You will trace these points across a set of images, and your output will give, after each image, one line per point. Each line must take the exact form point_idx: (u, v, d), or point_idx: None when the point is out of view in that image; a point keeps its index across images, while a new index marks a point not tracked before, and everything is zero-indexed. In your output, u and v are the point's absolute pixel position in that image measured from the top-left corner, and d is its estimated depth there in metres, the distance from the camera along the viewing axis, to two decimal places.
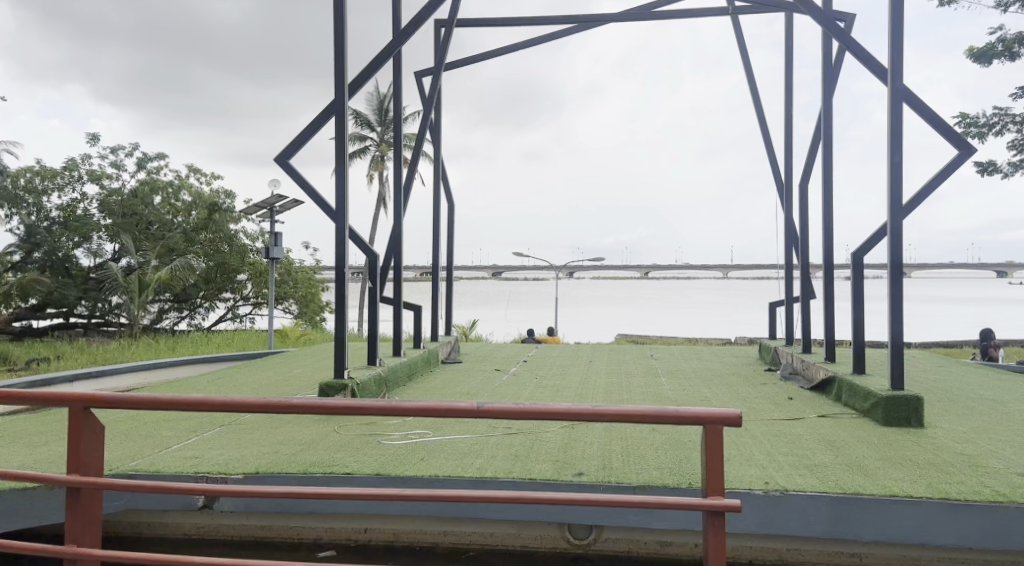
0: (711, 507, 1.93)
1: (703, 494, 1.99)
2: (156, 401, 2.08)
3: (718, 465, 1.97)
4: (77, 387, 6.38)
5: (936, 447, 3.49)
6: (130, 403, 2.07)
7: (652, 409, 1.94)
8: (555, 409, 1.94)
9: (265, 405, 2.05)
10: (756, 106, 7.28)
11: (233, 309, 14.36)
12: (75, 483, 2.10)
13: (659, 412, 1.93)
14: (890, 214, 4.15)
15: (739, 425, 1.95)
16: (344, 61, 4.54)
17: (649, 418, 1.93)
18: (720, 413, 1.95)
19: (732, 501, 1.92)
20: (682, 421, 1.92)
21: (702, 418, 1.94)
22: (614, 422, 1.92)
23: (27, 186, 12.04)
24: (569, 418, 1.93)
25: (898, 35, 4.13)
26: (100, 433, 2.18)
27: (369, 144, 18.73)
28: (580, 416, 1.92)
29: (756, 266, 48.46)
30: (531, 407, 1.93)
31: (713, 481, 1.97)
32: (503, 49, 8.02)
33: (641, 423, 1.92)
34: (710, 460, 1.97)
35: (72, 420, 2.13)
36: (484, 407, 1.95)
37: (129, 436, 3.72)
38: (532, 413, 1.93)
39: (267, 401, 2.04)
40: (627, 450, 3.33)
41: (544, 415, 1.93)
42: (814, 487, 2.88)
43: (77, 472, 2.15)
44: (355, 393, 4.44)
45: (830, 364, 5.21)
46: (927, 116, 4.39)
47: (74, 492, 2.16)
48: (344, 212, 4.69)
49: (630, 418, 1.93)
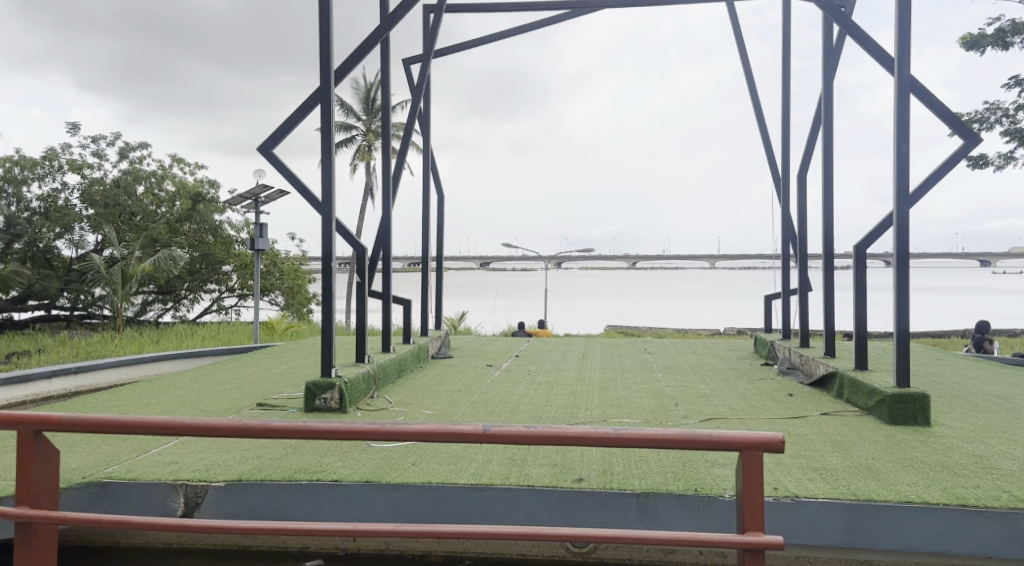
0: (747, 544, 1.80)
1: (739, 529, 1.85)
2: (122, 422, 1.91)
3: (757, 495, 1.83)
4: (55, 384, 6.17)
5: (945, 447, 3.37)
6: (95, 426, 1.91)
7: (682, 432, 1.81)
8: (573, 432, 1.80)
9: (253, 428, 1.88)
10: (752, 96, 7.15)
11: (218, 301, 14.13)
12: (24, 517, 1.93)
13: (690, 436, 1.80)
14: (896, 205, 4.03)
15: (780, 451, 1.82)
16: (329, 46, 4.35)
17: (679, 440, 1.80)
18: (761, 438, 1.82)
19: (773, 539, 1.79)
20: (715, 446, 1.79)
21: (740, 442, 1.81)
22: (638, 445, 1.79)
23: (6, 176, 11.68)
24: (587, 442, 1.79)
25: (905, 23, 3.99)
26: (57, 459, 2.02)
27: (355, 134, 18.51)
28: (599, 440, 1.78)
29: (746, 256, 48.46)
30: (541, 432, 1.80)
31: (750, 514, 1.84)
32: (492, 36, 7.83)
33: (668, 446, 1.79)
34: (746, 488, 1.83)
35: (21, 445, 1.97)
36: (491, 431, 1.81)
37: (104, 439, 3.55)
38: (547, 438, 1.79)
39: (245, 424, 1.88)
40: (627, 454, 3.19)
41: (556, 441, 1.79)
42: (825, 493, 2.75)
43: (27, 503, 1.98)
44: (343, 392, 4.27)
45: (830, 359, 5.09)
46: (932, 105, 4.26)
47: (25, 525, 2.00)
48: (330, 204, 4.51)
49: (652, 443, 1.79)
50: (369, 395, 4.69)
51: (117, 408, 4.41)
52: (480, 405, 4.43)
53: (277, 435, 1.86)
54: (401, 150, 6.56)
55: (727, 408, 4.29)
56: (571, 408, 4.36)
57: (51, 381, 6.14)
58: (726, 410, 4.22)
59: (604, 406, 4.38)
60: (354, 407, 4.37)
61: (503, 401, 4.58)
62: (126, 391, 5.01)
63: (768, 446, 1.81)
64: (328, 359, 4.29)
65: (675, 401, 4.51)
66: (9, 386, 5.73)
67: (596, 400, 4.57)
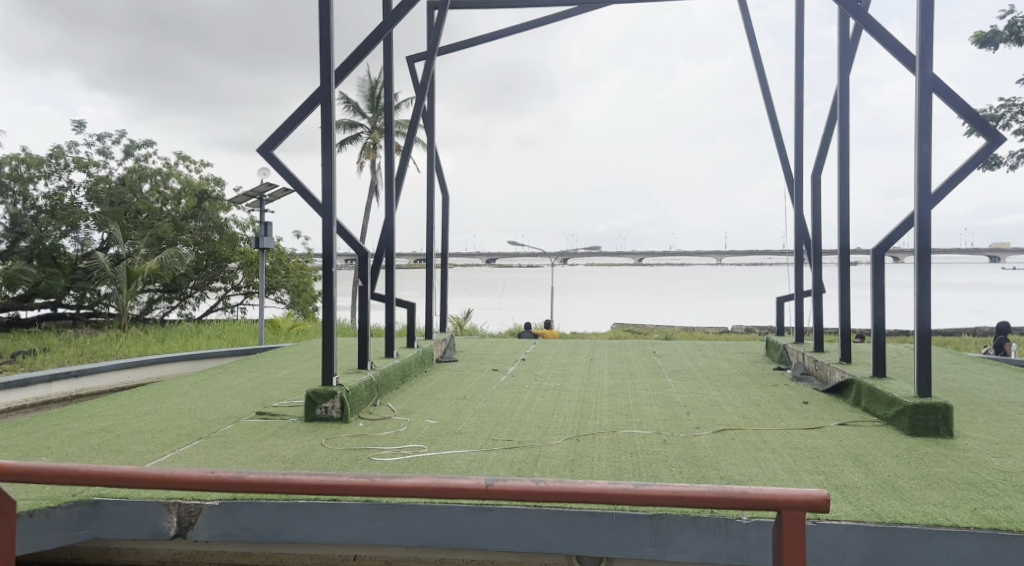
0: None
1: None
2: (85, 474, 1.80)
3: (799, 557, 1.67)
4: (55, 388, 6.07)
5: (971, 463, 3.23)
6: (58, 477, 1.80)
7: (714, 489, 1.67)
8: (588, 488, 1.67)
9: (233, 481, 1.76)
10: (764, 92, 6.99)
11: (224, 299, 14.02)
12: None
13: (722, 494, 1.66)
14: (918, 204, 3.88)
15: (825, 511, 1.66)
16: (330, 44, 4.21)
17: (708, 499, 1.66)
18: (803, 496, 1.67)
19: None
20: (751, 504, 1.65)
21: (779, 501, 1.66)
22: (664, 503, 1.65)
23: (13, 174, 11.61)
24: (603, 498, 1.66)
25: (928, 19, 3.83)
26: (11, 512, 1.90)
27: (360, 131, 18.41)
28: (620, 497, 1.65)
29: (755, 251, 47.95)
30: (551, 487, 1.66)
31: None
32: (498, 33, 7.71)
33: (697, 505, 1.65)
34: (788, 552, 1.67)
35: None
36: (494, 486, 1.67)
37: (96, 456, 3.45)
38: (561, 493, 1.66)
39: (218, 476, 1.75)
40: (637, 470, 3.12)
41: (567, 496, 1.66)
42: (848, 515, 2.61)
43: None
44: (344, 401, 4.15)
45: (846, 365, 4.94)
46: (955, 104, 4.10)
47: None
48: (330, 206, 4.38)
49: (677, 500, 1.66)
50: (371, 403, 4.57)
51: (116, 415, 4.30)
52: (485, 414, 4.29)
53: (258, 488, 1.73)
54: (405, 148, 6.43)
55: (740, 417, 4.15)
56: (579, 416, 4.22)
57: (52, 385, 6.04)
58: (740, 419, 4.08)
59: (614, 414, 4.26)
60: (355, 417, 4.25)
61: (510, 409, 4.45)
62: (125, 398, 4.90)
63: (810, 506, 1.65)
64: (328, 367, 4.17)
65: (686, 409, 4.39)
66: (8, 391, 5.62)
67: (606, 408, 4.43)
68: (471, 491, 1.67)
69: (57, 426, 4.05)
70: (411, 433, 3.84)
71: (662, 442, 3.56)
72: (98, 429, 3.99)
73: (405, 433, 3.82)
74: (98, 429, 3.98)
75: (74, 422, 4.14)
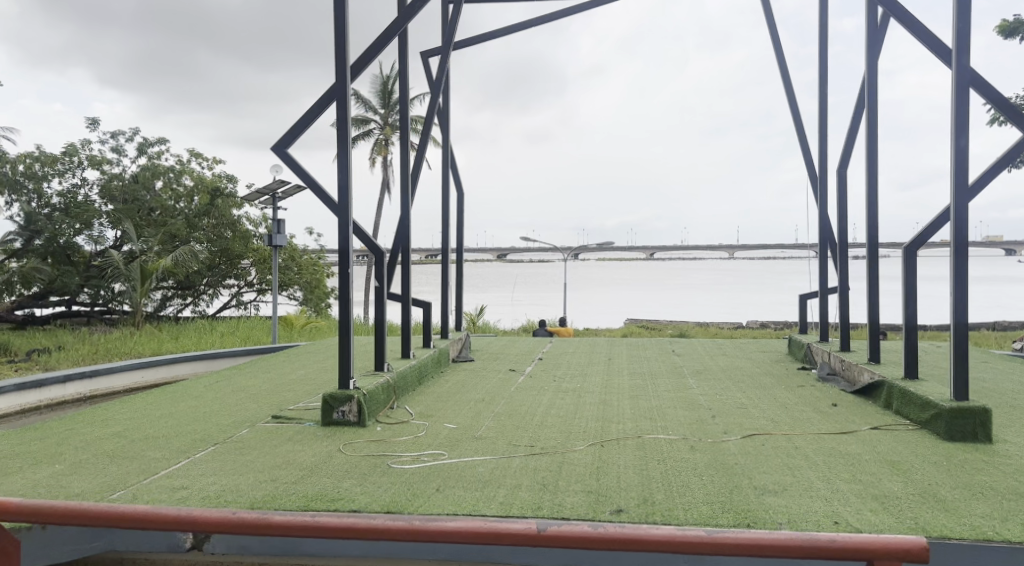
0: None
1: None
2: (86, 513, 1.65)
3: None
4: (69, 388, 6.02)
5: (1015, 470, 3.09)
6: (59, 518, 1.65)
7: (796, 536, 1.51)
8: (654, 535, 1.52)
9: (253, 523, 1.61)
10: (786, 85, 6.84)
11: (237, 296, 13.97)
12: None
13: (804, 540, 1.50)
14: (954, 198, 3.73)
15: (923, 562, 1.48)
16: (345, 39, 4.11)
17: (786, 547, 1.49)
18: (898, 544, 1.49)
19: None
20: (836, 553, 1.48)
21: (870, 549, 1.49)
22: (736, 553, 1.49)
23: (27, 172, 11.64)
24: (668, 547, 1.50)
25: (965, 9, 3.68)
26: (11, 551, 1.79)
27: (372, 127, 18.36)
28: (687, 546, 1.49)
29: (768, 245, 47.55)
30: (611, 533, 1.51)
31: None
32: (513, 28, 7.60)
33: (774, 554, 1.48)
34: None
35: None
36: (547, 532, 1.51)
37: (110, 464, 3.37)
38: (623, 542, 1.50)
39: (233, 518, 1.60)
40: (666, 478, 3.02)
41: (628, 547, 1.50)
42: (892, 529, 2.49)
43: None
44: (361, 404, 4.06)
45: (875, 365, 4.80)
46: (990, 96, 3.95)
47: None
48: (346, 205, 4.29)
49: (750, 549, 1.49)
50: (388, 406, 4.48)
51: (131, 420, 4.23)
52: (504, 418, 4.18)
53: (281, 531, 1.57)
54: (420, 145, 6.32)
55: (769, 421, 4.02)
56: (602, 420, 4.10)
57: (66, 385, 5.99)
58: (768, 423, 3.96)
59: (638, 417, 4.14)
60: (373, 420, 4.16)
61: (531, 412, 4.34)
62: (140, 400, 4.84)
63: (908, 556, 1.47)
64: (345, 370, 4.09)
65: (711, 412, 4.27)
66: (23, 391, 5.58)
67: (628, 411, 4.32)
68: (524, 537, 1.51)
69: (71, 431, 3.98)
70: (431, 438, 3.74)
71: (689, 448, 3.45)
72: (111, 434, 3.92)
73: (424, 439, 3.72)
74: (111, 434, 3.91)
75: (87, 426, 4.08)
